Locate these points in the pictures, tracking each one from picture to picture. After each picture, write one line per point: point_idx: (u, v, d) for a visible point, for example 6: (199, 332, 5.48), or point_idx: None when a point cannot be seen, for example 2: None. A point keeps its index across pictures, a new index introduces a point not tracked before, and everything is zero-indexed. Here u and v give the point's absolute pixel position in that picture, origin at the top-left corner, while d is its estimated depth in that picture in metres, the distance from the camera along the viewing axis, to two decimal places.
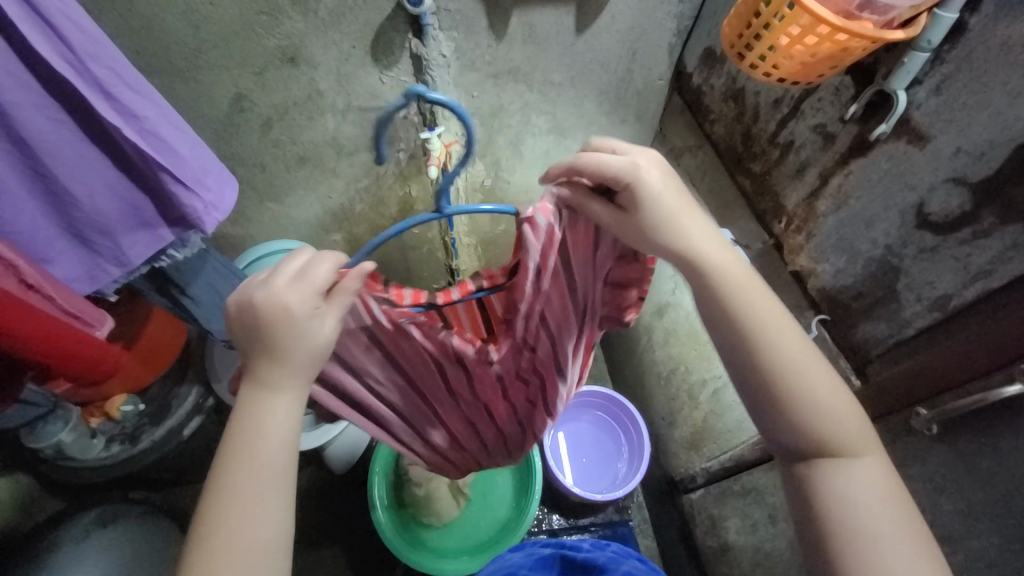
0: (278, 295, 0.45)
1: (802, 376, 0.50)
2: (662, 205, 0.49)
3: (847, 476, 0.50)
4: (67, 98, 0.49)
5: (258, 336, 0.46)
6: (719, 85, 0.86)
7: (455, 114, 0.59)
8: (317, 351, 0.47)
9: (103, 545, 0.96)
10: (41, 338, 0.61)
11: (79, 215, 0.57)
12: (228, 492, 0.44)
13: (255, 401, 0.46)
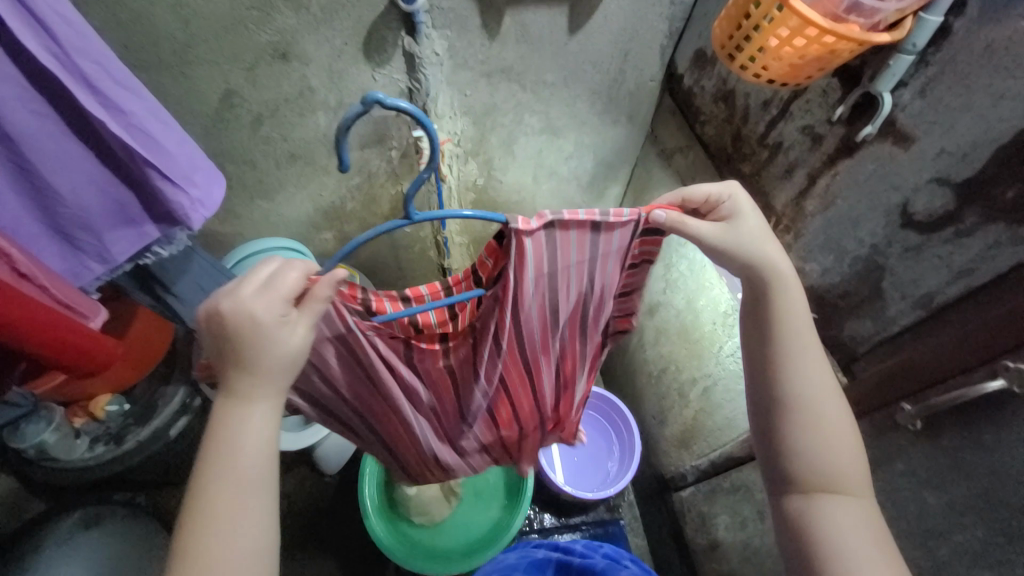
0: (245, 303, 0.44)
1: (811, 406, 0.54)
2: (749, 227, 0.54)
3: (835, 507, 0.53)
4: (53, 92, 0.49)
5: (226, 346, 0.45)
6: (709, 86, 0.87)
7: (419, 122, 0.48)
8: (287, 359, 0.46)
9: (87, 547, 0.95)
10: (39, 330, 0.58)
11: (63, 212, 0.56)
12: (210, 513, 0.43)
13: (227, 413, 0.45)
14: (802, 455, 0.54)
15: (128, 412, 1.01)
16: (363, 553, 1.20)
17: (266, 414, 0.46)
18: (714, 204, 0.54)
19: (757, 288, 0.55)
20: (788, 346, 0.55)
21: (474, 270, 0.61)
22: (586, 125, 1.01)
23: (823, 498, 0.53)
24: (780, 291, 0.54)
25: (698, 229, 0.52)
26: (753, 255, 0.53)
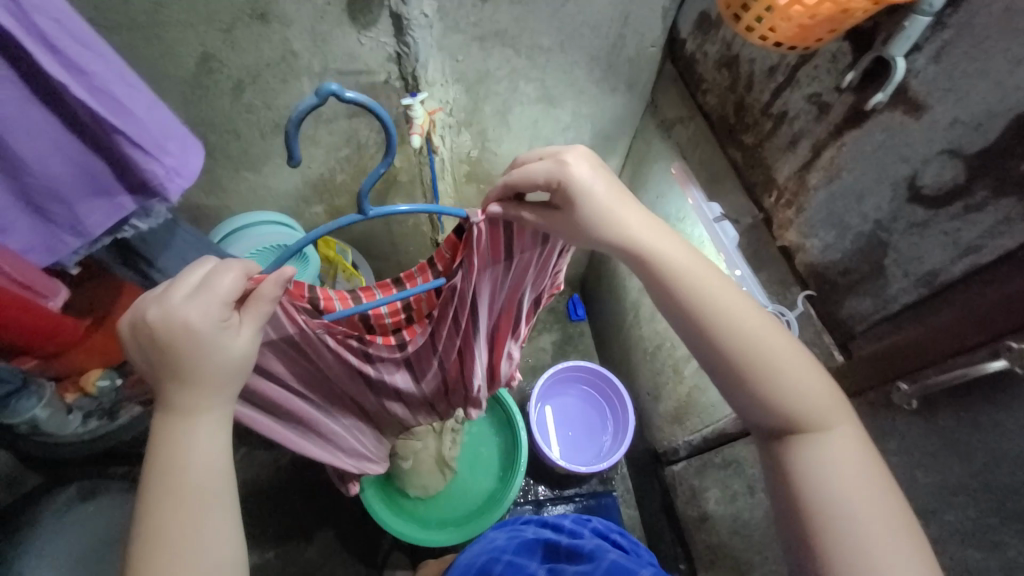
0: (177, 311, 0.43)
1: (763, 353, 0.53)
2: (599, 200, 0.54)
3: (817, 448, 0.53)
4: (4, 49, 0.45)
5: (162, 357, 0.44)
6: (712, 52, 0.83)
7: (376, 116, 0.51)
8: (232, 366, 0.46)
9: (87, 517, 0.97)
10: None
11: (31, 181, 0.53)
12: (162, 525, 0.43)
13: (171, 427, 0.45)
14: (768, 398, 0.53)
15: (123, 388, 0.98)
16: (359, 523, 1.22)
17: (213, 425, 0.46)
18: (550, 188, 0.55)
19: (636, 265, 0.57)
20: (709, 305, 0.54)
21: (431, 263, 0.66)
22: (584, 93, 0.97)
23: (800, 441, 0.53)
24: (654, 263, 0.56)
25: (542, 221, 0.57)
26: (612, 235, 0.55)
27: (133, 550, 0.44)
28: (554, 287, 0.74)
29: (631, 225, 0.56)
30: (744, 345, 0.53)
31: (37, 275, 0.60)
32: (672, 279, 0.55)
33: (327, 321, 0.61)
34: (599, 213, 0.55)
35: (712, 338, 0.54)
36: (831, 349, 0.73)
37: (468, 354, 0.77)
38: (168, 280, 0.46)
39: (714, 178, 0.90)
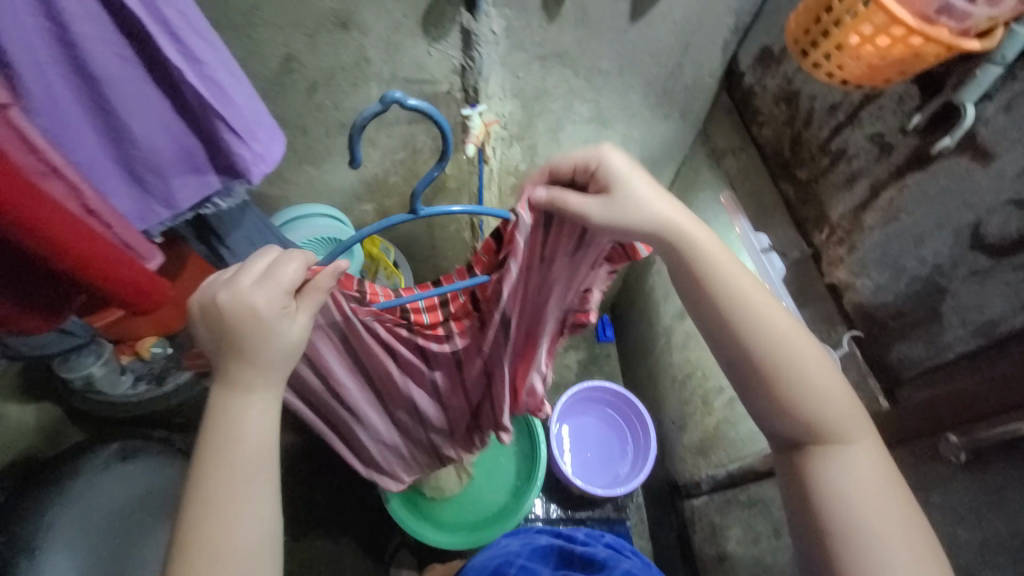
0: (246, 295, 0.45)
1: (803, 366, 0.52)
2: (636, 189, 0.54)
3: (839, 463, 0.52)
4: (134, 34, 0.50)
5: (225, 336, 0.45)
6: (772, 86, 0.83)
7: (434, 121, 0.56)
8: (288, 351, 0.47)
9: (125, 476, 1.03)
10: (95, 260, 0.57)
11: (136, 154, 0.58)
12: (209, 495, 0.43)
13: (229, 404, 0.45)
14: (797, 412, 0.52)
15: (171, 355, 1.05)
16: (371, 516, 1.24)
17: (270, 407, 0.46)
18: (587, 171, 0.55)
19: (675, 259, 0.55)
20: (739, 310, 0.53)
21: (469, 268, 0.66)
22: (637, 117, 0.99)
23: (820, 454, 0.52)
24: (689, 258, 0.54)
25: (580, 203, 0.54)
26: (648, 224, 0.54)
27: (178, 521, 0.43)
28: (583, 313, 0.72)
29: (666, 215, 0.54)
30: (783, 353, 0.52)
31: (140, 238, 0.62)
32: (706, 270, 0.54)
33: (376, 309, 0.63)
34: (639, 199, 0.54)
35: (739, 337, 0.53)
36: (876, 394, 0.70)
37: (507, 356, 0.77)
38: (235, 266, 0.48)
39: (763, 210, 0.89)
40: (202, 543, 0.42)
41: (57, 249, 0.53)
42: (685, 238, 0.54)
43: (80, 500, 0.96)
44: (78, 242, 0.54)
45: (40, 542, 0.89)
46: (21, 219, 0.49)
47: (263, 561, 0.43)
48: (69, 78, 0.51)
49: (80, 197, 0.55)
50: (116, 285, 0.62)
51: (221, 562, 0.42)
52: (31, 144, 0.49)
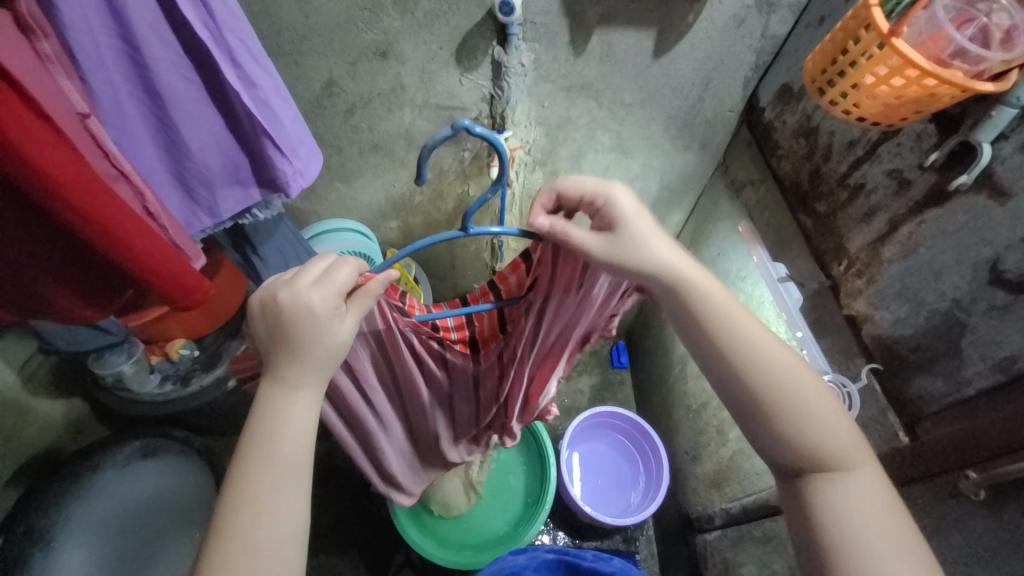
0: (303, 295, 0.48)
1: (807, 394, 0.52)
2: (636, 233, 0.53)
3: (845, 491, 0.50)
4: (198, 58, 0.56)
5: (280, 333, 0.48)
6: (792, 121, 0.86)
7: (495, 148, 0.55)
8: (335, 351, 0.49)
9: (146, 473, 1.05)
10: (155, 256, 0.58)
11: (189, 166, 0.63)
12: (245, 487, 0.45)
13: (275, 400, 0.48)
14: (794, 439, 0.52)
15: (197, 358, 1.10)
16: (376, 531, 1.24)
17: (310, 405, 0.49)
18: (592, 207, 0.54)
19: (674, 302, 0.55)
20: (739, 351, 0.52)
21: (493, 286, 0.69)
22: (657, 147, 1.02)
23: (828, 483, 0.51)
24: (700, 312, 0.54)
25: (581, 238, 0.53)
26: (647, 266, 0.53)
27: (217, 507, 0.45)
28: (606, 331, 0.70)
29: (671, 261, 0.54)
30: (773, 385, 0.52)
31: (188, 238, 0.64)
32: (716, 326, 0.53)
33: (415, 320, 0.66)
34: (641, 245, 0.53)
35: (739, 373, 0.52)
36: (896, 429, 0.69)
37: (516, 379, 0.77)
38: (295, 268, 0.51)
39: (781, 241, 0.90)
40: (234, 534, 0.43)
41: (113, 242, 0.53)
42: (678, 285, 0.54)
43: (102, 494, 0.99)
44: (132, 237, 0.55)
45: (57, 534, 0.92)
46: (84, 211, 0.49)
47: (288, 558, 0.44)
48: (138, 96, 0.56)
49: (141, 199, 0.58)
50: (164, 284, 0.61)
51: (250, 553, 0.43)
52: (103, 149, 0.52)
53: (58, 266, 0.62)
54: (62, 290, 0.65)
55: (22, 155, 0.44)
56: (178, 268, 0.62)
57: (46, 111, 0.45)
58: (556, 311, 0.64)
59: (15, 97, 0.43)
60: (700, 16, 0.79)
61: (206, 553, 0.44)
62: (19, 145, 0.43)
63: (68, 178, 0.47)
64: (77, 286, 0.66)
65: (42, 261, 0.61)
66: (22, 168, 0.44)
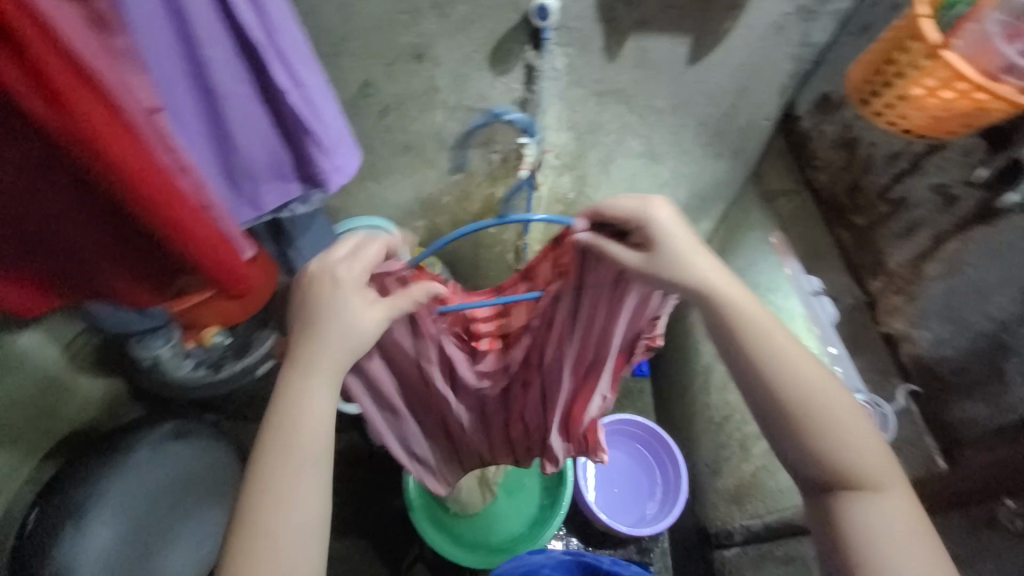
0: (326, 268, 0.52)
1: (827, 408, 0.50)
2: (677, 247, 0.52)
3: (870, 508, 0.49)
4: (251, 58, 0.58)
5: (303, 306, 0.52)
6: (830, 131, 0.82)
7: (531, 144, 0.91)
8: (348, 325, 0.51)
9: (175, 455, 1.08)
10: (207, 241, 0.61)
11: (237, 161, 0.66)
12: (267, 470, 0.46)
13: (291, 382, 0.50)
14: (831, 459, 0.50)
15: (229, 346, 1.16)
16: (392, 525, 1.25)
17: (321, 388, 0.50)
18: (631, 225, 0.54)
19: (709, 314, 0.53)
20: (774, 360, 0.51)
21: (530, 277, 0.67)
22: (687, 154, 1.00)
23: (849, 498, 0.50)
24: (744, 332, 0.52)
25: (617, 252, 0.54)
26: (680, 281, 0.52)
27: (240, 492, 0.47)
28: (651, 339, 0.68)
29: (710, 278, 0.53)
30: (800, 397, 0.50)
31: (238, 230, 0.67)
32: (760, 350, 0.52)
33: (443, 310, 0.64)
34: (681, 261, 0.52)
35: (784, 398, 0.50)
36: (933, 453, 0.70)
37: (556, 378, 0.76)
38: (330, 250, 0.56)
39: (815, 253, 0.88)
40: (262, 522, 0.45)
41: (172, 226, 0.58)
42: (712, 300, 0.53)
43: (133, 473, 1.03)
44: (188, 221, 0.58)
45: (88, 509, 0.97)
46: (133, 184, 0.53)
47: (308, 540, 0.45)
48: (192, 92, 0.59)
49: (201, 189, 0.59)
50: (216, 270, 0.65)
51: (276, 540, 0.44)
52: (171, 143, 0.55)
53: (121, 257, 0.67)
54: (115, 272, 0.69)
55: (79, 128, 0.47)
56: (229, 255, 0.65)
57: (120, 103, 0.48)
58: (601, 314, 0.64)
59: (84, 85, 0.45)
60: (738, 23, 0.78)
61: (232, 541, 0.45)
62: (92, 127, 0.48)
63: (124, 156, 0.50)
64: (131, 271, 0.69)
65: (103, 246, 0.65)
66: (96, 148, 0.49)
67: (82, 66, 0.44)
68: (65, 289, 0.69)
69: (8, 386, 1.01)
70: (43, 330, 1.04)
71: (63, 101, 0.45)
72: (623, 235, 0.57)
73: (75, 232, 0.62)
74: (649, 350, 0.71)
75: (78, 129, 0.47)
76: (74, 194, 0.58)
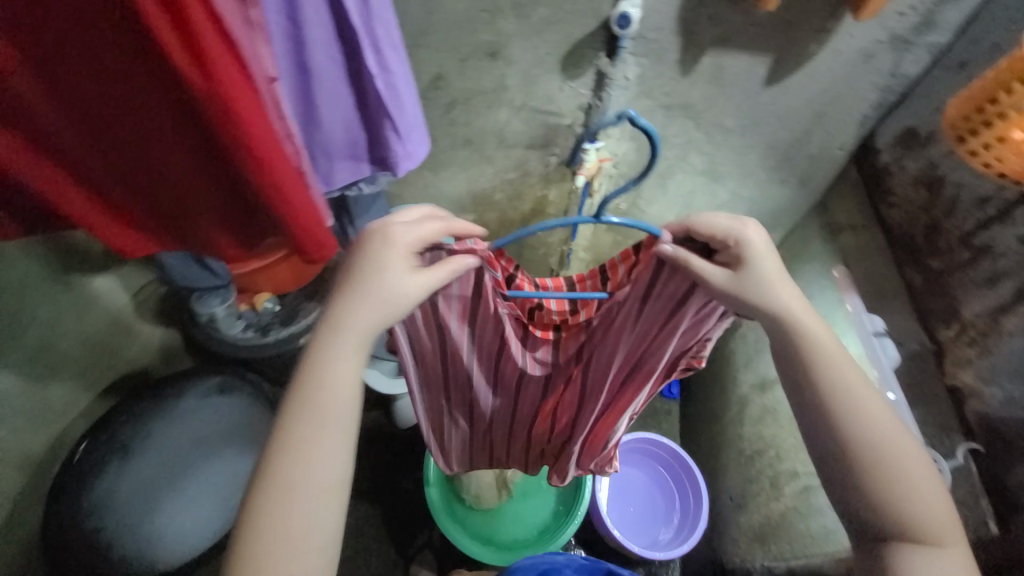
0: (386, 231, 0.53)
1: (896, 457, 0.49)
2: (763, 272, 0.52)
3: (928, 562, 0.47)
4: (348, 43, 0.62)
5: (356, 265, 0.53)
6: (912, 167, 0.80)
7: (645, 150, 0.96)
8: (394, 291, 0.52)
9: (218, 408, 1.14)
10: (297, 208, 0.66)
11: (318, 137, 0.70)
12: (299, 428, 0.49)
13: (325, 346, 0.51)
14: (888, 506, 0.48)
15: (278, 313, 1.22)
16: (405, 507, 1.28)
17: (354, 354, 0.52)
18: (722, 244, 0.53)
19: (781, 342, 0.53)
20: (842, 400, 0.50)
21: (601, 273, 0.65)
22: (750, 177, 0.98)
23: (907, 551, 0.48)
24: (817, 368, 0.51)
25: (704, 268, 0.53)
26: (763, 306, 0.52)
27: (269, 446, 0.49)
28: (696, 359, 0.67)
29: (790, 308, 0.52)
30: (868, 442, 0.49)
31: (323, 201, 0.71)
32: (831, 390, 0.51)
33: (508, 296, 0.64)
34: (760, 287, 0.52)
35: (848, 441, 0.49)
36: (986, 517, 0.65)
37: (598, 379, 0.75)
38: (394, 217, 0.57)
39: (879, 293, 0.84)
40: (284, 473, 0.47)
41: (273, 186, 0.62)
42: (791, 331, 0.52)
43: (181, 418, 1.11)
44: (288, 186, 0.63)
45: (134, 447, 1.06)
46: (249, 144, 0.58)
47: (332, 498, 0.48)
48: (290, 70, 0.63)
49: (298, 158, 0.64)
50: (302, 236, 0.69)
51: (294, 493, 0.47)
52: (281, 111, 0.59)
53: (215, 214, 0.74)
54: (217, 229, 0.76)
55: (212, 90, 0.53)
56: (315, 223, 0.69)
57: (250, 70, 0.53)
58: (660, 319, 0.63)
59: (229, 56, 0.51)
60: (824, 47, 0.75)
61: (254, 487, 0.47)
62: (226, 88, 0.53)
63: (246, 121, 0.56)
64: (229, 225, 0.76)
65: (212, 201, 0.72)
66: (225, 107, 0.54)
67: (228, 32, 0.50)
68: (169, 238, 0.75)
69: (82, 325, 1.11)
70: (117, 275, 1.15)
71: (207, 62, 0.51)
72: (710, 251, 0.56)
73: (181, 188, 0.68)
74: (690, 371, 0.70)
75: (214, 88, 0.53)
76: (203, 153, 0.65)
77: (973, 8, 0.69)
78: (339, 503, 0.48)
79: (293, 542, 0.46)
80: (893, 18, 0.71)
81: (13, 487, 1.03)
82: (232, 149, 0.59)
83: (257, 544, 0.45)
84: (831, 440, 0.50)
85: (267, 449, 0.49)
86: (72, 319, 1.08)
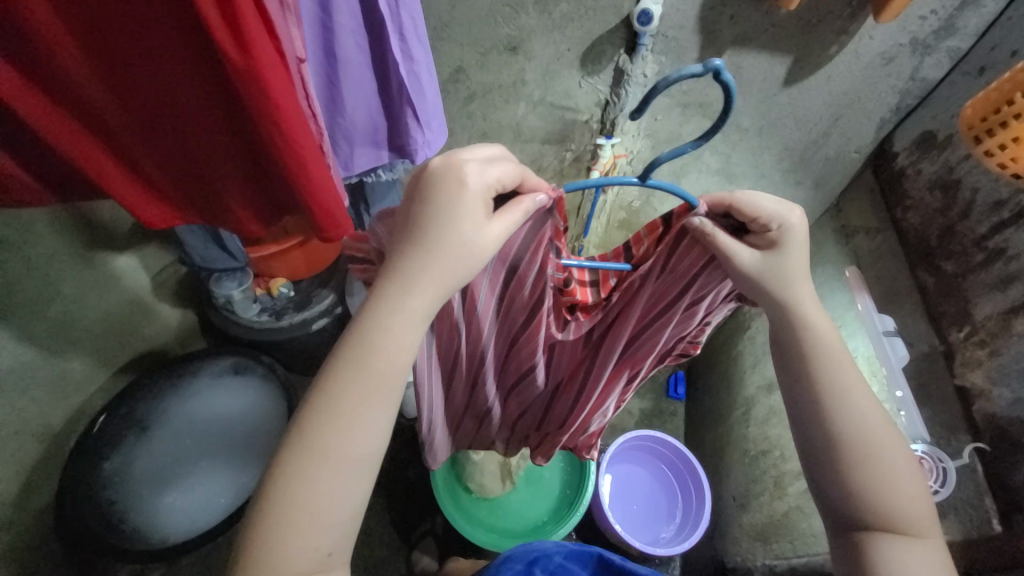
0: (459, 166, 0.49)
1: (881, 450, 0.50)
2: (791, 264, 0.53)
3: (902, 554, 0.48)
4: (374, 29, 0.64)
5: (422, 212, 0.49)
6: (928, 171, 0.80)
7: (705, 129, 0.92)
8: (464, 243, 0.49)
9: (231, 386, 1.17)
10: (315, 188, 0.67)
11: (340, 122, 0.72)
12: (341, 393, 0.49)
13: (383, 303, 0.50)
14: (869, 499, 0.49)
15: (292, 299, 1.22)
16: (409, 495, 1.30)
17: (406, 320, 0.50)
18: (763, 227, 0.53)
19: (783, 332, 0.55)
20: (834, 395, 0.52)
21: (625, 249, 0.62)
22: (765, 178, 0.98)
23: (885, 541, 0.49)
24: (812, 364, 0.53)
25: (736, 250, 0.53)
26: (779, 298, 0.53)
27: (309, 406, 0.49)
28: (693, 344, 0.71)
29: (801, 302, 0.53)
30: (852, 435, 0.51)
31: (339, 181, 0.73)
32: (825, 386, 0.52)
33: (562, 264, 0.61)
34: (781, 282, 0.53)
35: (834, 432, 0.51)
36: (990, 516, 0.66)
37: (600, 363, 0.75)
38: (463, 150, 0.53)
39: (891, 296, 0.84)
40: (322, 439, 0.48)
41: (297, 160, 0.64)
42: (797, 326, 0.53)
43: (197, 394, 1.15)
44: (313, 167, 0.65)
45: (149, 423, 1.10)
46: (281, 122, 0.59)
47: (364, 472, 0.49)
48: (317, 54, 0.65)
49: (321, 138, 0.66)
50: (320, 214, 0.71)
51: (329, 466, 0.47)
52: (308, 92, 0.61)
53: (242, 183, 0.75)
54: (238, 197, 0.77)
55: (250, 67, 0.54)
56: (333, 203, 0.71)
57: (282, 49, 0.55)
58: (676, 300, 0.64)
59: (265, 36, 0.53)
60: (844, 49, 0.76)
61: (287, 451, 0.48)
62: (260, 65, 0.54)
63: (278, 99, 0.57)
64: (249, 196, 0.77)
65: (234, 172, 0.73)
66: (258, 81, 0.55)
67: (265, 11, 0.52)
68: (190, 203, 0.76)
69: (103, 302, 1.13)
70: (138, 255, 1.18)
71: (245, 40, 0.52)
72: (739, 229, 0.56)
73: (215, 150, 0.69)
74: (683, 357, 0.74)
75: (250, 64, 0.54)
76: (231, 123, 0.66)
77: (993, 13, 0.70)
78: (368, 480, 0.50)
79: (323, 513, 0.47)
80: (914, 22, 0.71)
81: (31, 458, 1.06)
82: (262, 122, 0.60)
83: (285, 510, 0.46)
84: (818, 433, 0.52)
85: (307, 408, 0.49)
86: (95, 295, 1.11)
